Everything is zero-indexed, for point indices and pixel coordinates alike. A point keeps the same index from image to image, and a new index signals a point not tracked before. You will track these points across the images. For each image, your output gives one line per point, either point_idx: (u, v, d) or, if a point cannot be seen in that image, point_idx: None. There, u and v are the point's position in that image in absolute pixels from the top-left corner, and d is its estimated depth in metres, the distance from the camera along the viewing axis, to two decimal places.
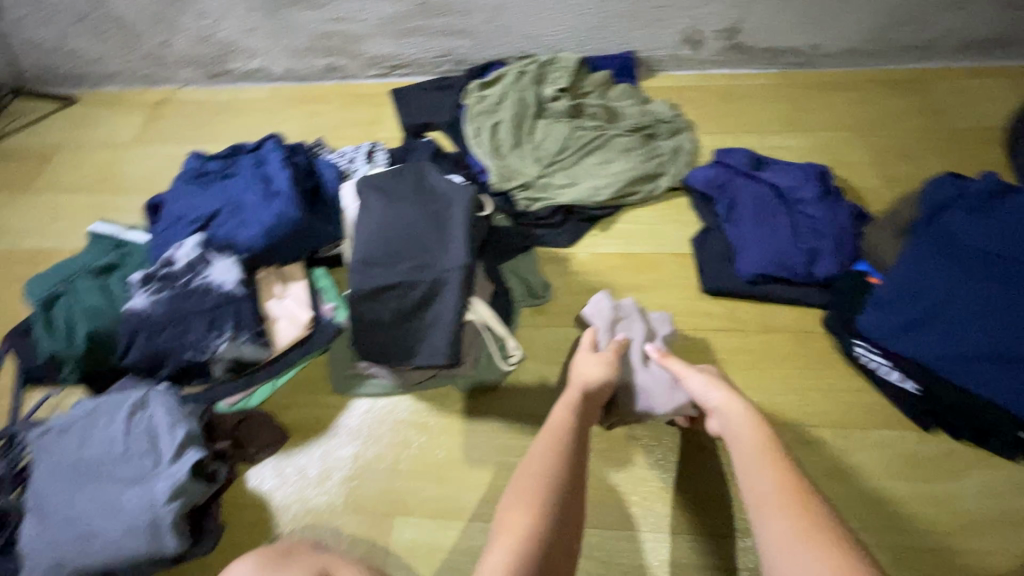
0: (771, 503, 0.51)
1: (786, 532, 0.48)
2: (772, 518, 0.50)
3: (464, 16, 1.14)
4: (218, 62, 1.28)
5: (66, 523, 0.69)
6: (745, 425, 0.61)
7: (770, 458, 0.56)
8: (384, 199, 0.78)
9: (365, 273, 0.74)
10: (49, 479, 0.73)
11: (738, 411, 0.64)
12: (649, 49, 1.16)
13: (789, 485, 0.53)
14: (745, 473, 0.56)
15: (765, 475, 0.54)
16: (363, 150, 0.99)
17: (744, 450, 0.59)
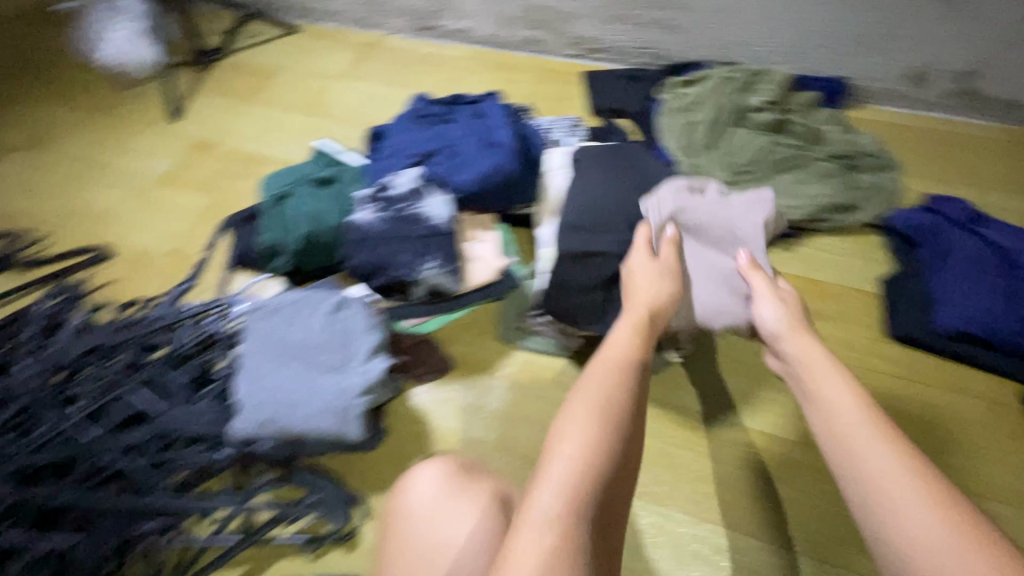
0: (891, 480, 0.51)
1: (920, 511, 0.48)
2: (911, 510, 0.48)
3: (681, 13, 1.15)
4: (430, 17, 1.38)
5: (272, 388, 0.79)
6: (836, 389, 0.60)
7: (879, 433, 0.55)
8: (600, 172, 0.82)
9: (572, 237, 0.78)
10: (259, 348, 0.83)
11: (828, 373, 0.63)
12: (864, 78, 1.12)
13: (901, 460, 0.52)
14: (841, 440, 0.56)
15: (875, 446, 0.54)
16: (565, 123, 1.03)
17: (849, 420, 0.57)
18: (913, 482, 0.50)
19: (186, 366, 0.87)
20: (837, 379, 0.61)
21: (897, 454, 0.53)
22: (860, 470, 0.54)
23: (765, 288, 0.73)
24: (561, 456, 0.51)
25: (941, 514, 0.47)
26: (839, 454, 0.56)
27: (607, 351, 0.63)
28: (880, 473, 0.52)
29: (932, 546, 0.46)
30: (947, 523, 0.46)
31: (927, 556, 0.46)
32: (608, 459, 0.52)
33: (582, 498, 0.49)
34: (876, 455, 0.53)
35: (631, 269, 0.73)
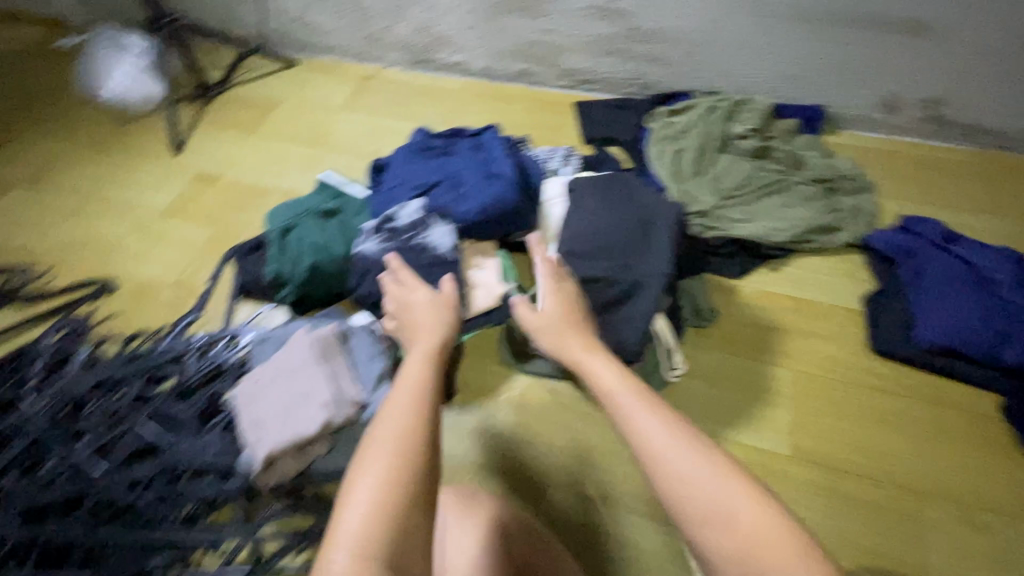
0: (687, 478, 0.46)
1: (711, 480, 0.45)
2: (665, 448, 0.48)
3: (668, 47, 1.21)
4: (428, 52, 1.43)
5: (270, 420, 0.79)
6: (605, 368, 0.61)
7: (604, 392, 0.58)
8: (597, 201, 0.87)
9: (574, 263, 0.82)
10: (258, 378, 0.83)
11: (601, 357, 0.63)
12: (841, 105, 1.19)
13: (671, 443, 0.48)
14: (658, 462, 0.48)
15: (660, 440, 0.49)
16: (560, 153, 1.08)
17: (616, 392, 0.56)
18: (655, 448, 0.49)
19: (192, 400, 0.87)
20: (648, 404, 0.54)
21: (675, 439, 0.49)
22: (625, 425, 0.53)
23: (534, 317, 0.72)
24: (385, 440, 0.50)
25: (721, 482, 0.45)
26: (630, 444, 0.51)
27: (426, 335, 0.68)
28: (615, 396, 0.56)
29: (745, 522, 0.43)
30: (728, 491, 0.44)
31: (763, 563, 0.41)
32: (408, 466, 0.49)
33: (391, 518, 0.45)
34: (697, 470, 0.46)
35: (393, 282, 0.78)
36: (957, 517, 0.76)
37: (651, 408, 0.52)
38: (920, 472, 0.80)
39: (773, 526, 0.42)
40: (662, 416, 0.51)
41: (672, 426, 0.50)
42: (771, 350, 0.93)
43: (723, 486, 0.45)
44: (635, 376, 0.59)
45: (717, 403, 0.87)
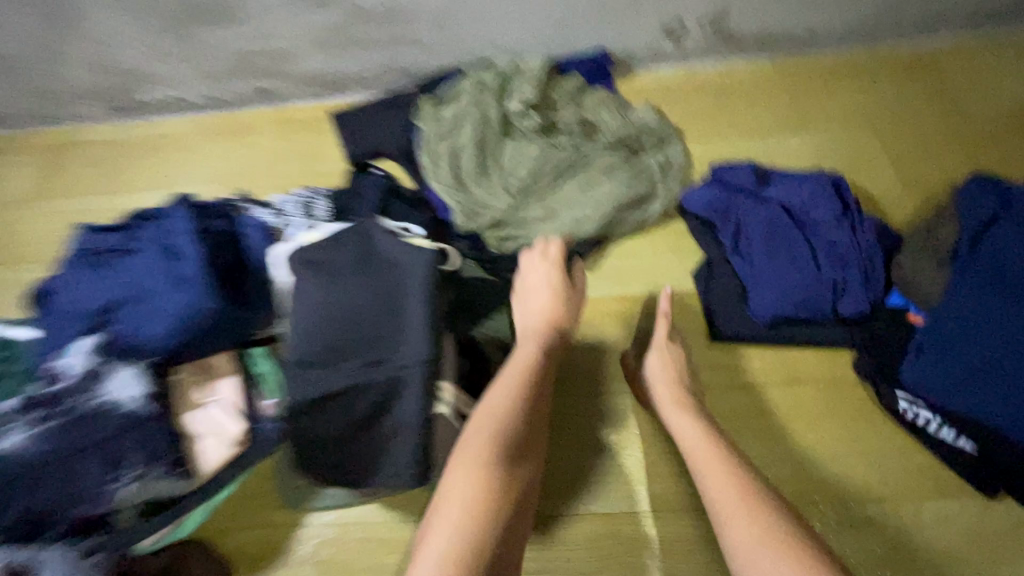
0: (749, 554, 0.48)
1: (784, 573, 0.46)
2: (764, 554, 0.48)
3: (410, 23, 0.95)
4: (119, 97, 1.07)
5: None
6: (686, 427, 0.62)
7: (721, 457, 0.57)
8: (318, 277, 0.63)
9: (302, 380, 0.59)
10: None
11: (684, 418, 0.63)
12: (628, 44, 1.00)
13: (757, 511, 0.51)
14: (712, 493, 0.54)
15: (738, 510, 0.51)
16: (297, 199, 0.83)
17: (697, 454, 0.58)
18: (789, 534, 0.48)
19: None
20: (719, 456, 0.57)
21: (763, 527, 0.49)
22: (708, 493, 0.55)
23: (533, 304, 0.71)
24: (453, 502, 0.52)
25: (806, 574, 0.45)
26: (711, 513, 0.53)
27: (526, 349, 0.66)
28: (695, 462, 0.58)
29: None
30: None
31: None
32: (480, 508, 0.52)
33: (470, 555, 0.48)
34: (723, 493, 0.53)
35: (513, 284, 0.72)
36: (837, 522, 0.67)
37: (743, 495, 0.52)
38: (789, 476, 0.69)
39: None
40: (758, 519, 0.50)
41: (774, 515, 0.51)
42: (607, 375, 0.78)
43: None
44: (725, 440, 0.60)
45: (557, 467, 0.73)
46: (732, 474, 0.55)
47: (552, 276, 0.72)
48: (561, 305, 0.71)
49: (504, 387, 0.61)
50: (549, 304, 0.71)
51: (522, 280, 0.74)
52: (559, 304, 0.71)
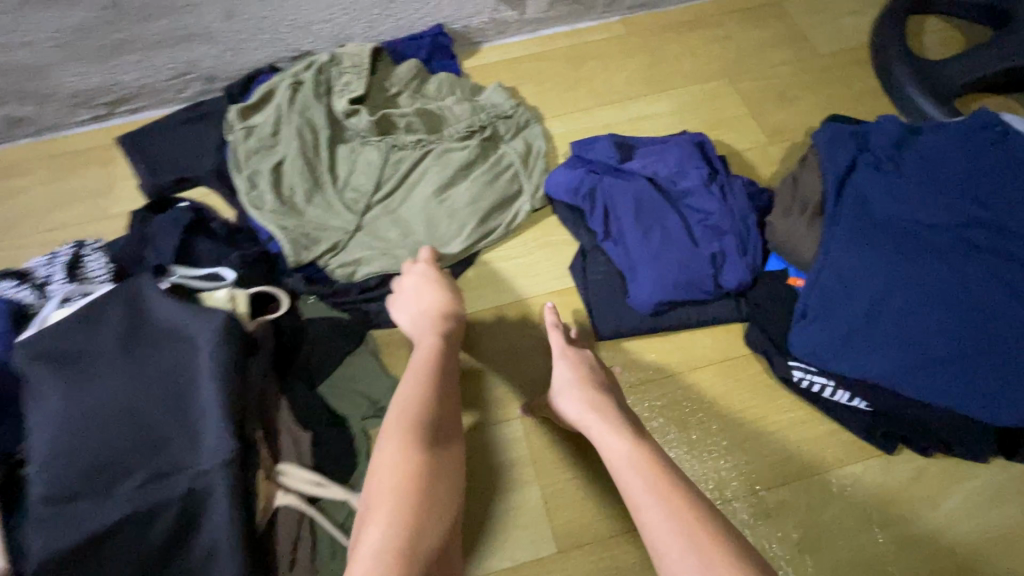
0: None
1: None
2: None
3: (192, 13, 0.77)
4: None
5: None
6: (618, 448, 0.49)
7: (668, 486, 0.44)
8: (66, 373, 0.46)
9: (59, 523, 0.43)
10: None
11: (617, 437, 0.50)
12: (465, 17, 0.88)
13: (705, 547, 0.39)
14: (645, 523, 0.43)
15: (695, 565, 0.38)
16: (60, 260, 0.63)
17: (636, 488, 0.45)
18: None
19: None
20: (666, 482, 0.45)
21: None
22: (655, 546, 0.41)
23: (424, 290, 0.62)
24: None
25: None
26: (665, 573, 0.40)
27: (415, 361, 0.55)
28: (634, 497, 0.44)
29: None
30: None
31: None
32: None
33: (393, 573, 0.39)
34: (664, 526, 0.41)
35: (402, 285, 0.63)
36: (753, 517, 0.61)
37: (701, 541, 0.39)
38: (696, 475, 0.63)
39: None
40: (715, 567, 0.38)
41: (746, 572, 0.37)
42: (490, 402, 0.67)
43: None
44: (670, 462, 0.47)
45: None
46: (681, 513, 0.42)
47: (429, 281, 0.62)
48: (452, 312, 0.61)
49: (390, 426, 0.48)
50: (439, 313, 0.60)
51: (398, 294, 0.63)
52: (448, 313, 0.60)
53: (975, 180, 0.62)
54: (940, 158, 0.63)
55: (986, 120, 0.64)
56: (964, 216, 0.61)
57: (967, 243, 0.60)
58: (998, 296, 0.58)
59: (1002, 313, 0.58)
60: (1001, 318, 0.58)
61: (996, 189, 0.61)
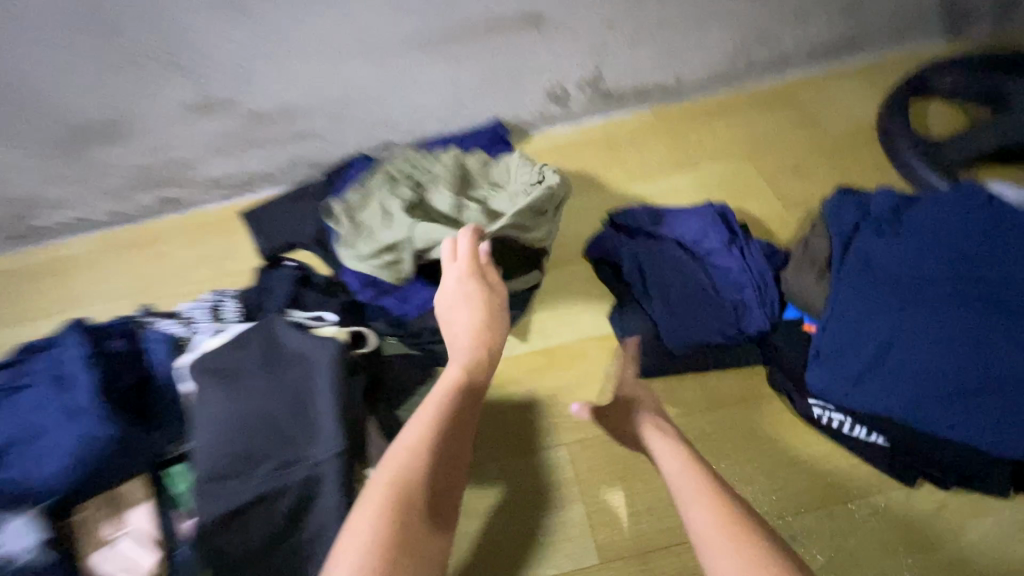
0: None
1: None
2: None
3: (310, 118, 1.00)
4: (23, 224, 1.06)
5: None
6: (667, 457, 0.53)
7: (709, 491, 0.47)
8: (223, 382, 0.62)
9: (213, 496, 0.56)
10: None
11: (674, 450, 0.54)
12: (519, 113, 1.08)
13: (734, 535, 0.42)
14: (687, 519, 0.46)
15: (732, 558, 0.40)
16: (204, 305, 0.81)
17: (682, 487, 0.49)
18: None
19: None
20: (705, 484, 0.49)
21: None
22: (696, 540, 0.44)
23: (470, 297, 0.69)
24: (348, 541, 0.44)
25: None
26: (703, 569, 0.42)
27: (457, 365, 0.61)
28: (680, 494, 0.48)
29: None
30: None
31: None
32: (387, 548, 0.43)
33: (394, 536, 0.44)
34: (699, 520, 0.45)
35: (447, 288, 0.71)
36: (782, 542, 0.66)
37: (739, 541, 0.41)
38: None
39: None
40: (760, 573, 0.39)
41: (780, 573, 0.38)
42: (539, 431, 0.77)
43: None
44: (713, 470, 0.51)
45: (502, 540, 0.69)
46: (722, 513, 0.45)
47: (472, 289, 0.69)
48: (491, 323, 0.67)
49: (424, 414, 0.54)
50: (478, 324, 0.66)
51: (446, 295, 0.71)
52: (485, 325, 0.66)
53: (970, 237, 0.71)
54: (937, 220, 0.73)
55: (975, 188, 0.74)
56: (957, 272, 0.69)
57: (962, 295, 0.68)
58: (997, 341, 0.65)
59: (1002, 356, 0.65)
60: (1002, 361, 0.64)
61: (990, 246, 0.70)
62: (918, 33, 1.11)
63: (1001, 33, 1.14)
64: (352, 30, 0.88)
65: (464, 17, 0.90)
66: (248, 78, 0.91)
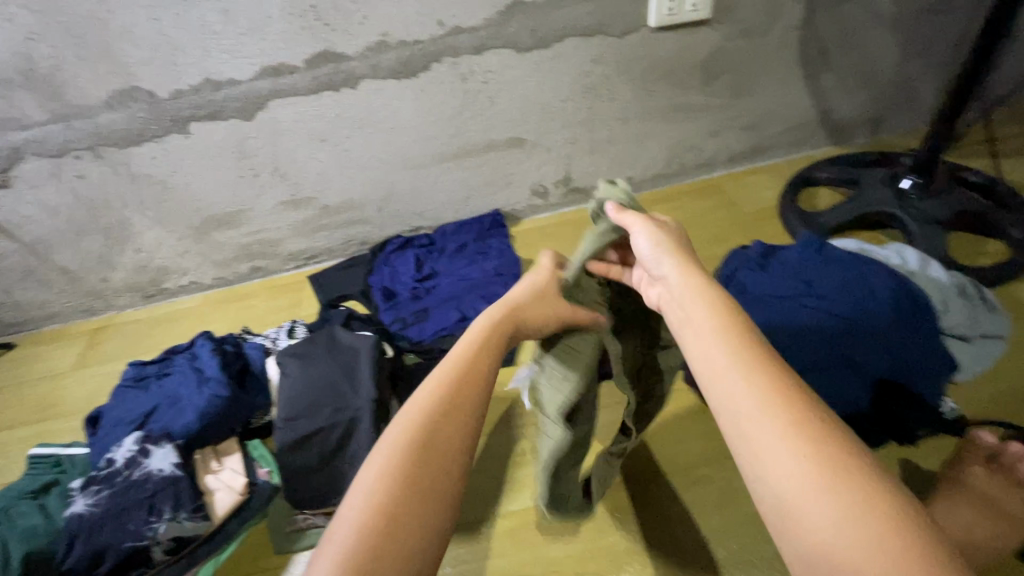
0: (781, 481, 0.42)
1: (801, 492, 0.41)
2: (795, 471, 0.42)
3: (362, 209, 1.42)
4: (154, 285, 1.48)
5: None
6: (715, 355, 0.50)
7: (756, 378, 0.47)
8: (302, 359, 0.96)
9: (290, 428, 0.88)
10: None
11: (706, 326, 0.53)
12: (511, 204, 1.48)
13: (804, 453, 0.42)
14: (749, 448, 0.45)
15: (766, 424, 0.44)
16: (283, 328, 1.16)
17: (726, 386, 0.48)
18: (813, 429, 0.43)
19: None
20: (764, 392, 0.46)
21: (798, 452, 0.42)
22: (731, 410, 0.47)
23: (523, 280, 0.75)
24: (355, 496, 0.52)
25: (827, 487, 0.40)
26: (744, 441, 0.45)
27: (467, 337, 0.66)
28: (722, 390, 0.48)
29: (837, 544, 0.38)
30: (850, 538, 0.38)
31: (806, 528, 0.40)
32: (398, 515, 0.50)
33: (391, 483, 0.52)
34: (752, 421, 0.45)
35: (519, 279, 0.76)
36: (682, 485, 0.89)
37: (781, 401, 0.45)
38: (649, 460, 0.93)
39: (877, 556, 0.36)
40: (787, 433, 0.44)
41: (800, 416, 0.44)
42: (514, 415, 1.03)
43: (851, 529, 0.38)
44: (771, 365, 0.48)
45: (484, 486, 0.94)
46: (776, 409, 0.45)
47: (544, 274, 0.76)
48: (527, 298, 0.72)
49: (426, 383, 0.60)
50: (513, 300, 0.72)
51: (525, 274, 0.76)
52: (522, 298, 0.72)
53: (809, 272, 1.00)
54: (787, 262, 1.03)
55: (813, 240, 1.04)
56: (802, 290, 0.97)
57: (804, 304, 0.95)
58: (824, 334, 0.91)
59: (827, 345, 0.90)
60: (827, 348, 0.90)
61: (822, 277, 0.98)
62: (808, 142, 1.50)
63: (878, 139, 1.51)
64: (394, 151, 1.32)
65: (469, 141, 1.33)
66: (324, 183, 1.35)
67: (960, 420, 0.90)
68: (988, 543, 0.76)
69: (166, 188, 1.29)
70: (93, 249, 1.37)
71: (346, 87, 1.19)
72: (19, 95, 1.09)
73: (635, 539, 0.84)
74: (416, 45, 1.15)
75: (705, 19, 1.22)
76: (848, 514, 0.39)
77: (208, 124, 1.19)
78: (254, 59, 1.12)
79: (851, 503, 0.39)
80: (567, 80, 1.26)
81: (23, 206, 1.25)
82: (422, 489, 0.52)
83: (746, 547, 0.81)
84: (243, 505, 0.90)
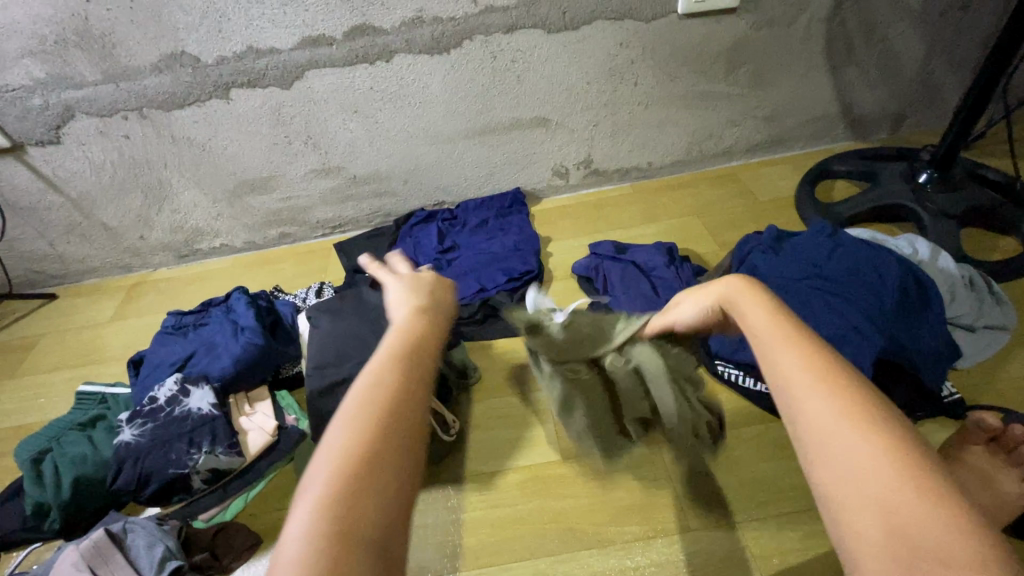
0: (824, 430, 0.40)
1: (842, 440, 0.39)
2: (838, 426, 0.39)
3: (389, 181, 1.47)
4: (188, 246, 1.55)
5: None
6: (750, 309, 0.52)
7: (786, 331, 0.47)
8: (332, 316, 1.03)
9: (320, 374, 0.94)
10: None
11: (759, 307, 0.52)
12: (532, 183, 1.53)
13: (841, 401, 0.41)
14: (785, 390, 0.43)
15: (799, 380, 0.43)
16: (312, 288, 1.23)
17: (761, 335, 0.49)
18: (848, 385, 0.41)
19: None
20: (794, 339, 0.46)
21: (835, 405, 0.40)
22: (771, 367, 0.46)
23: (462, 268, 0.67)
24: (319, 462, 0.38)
25: (863, 434, 0.38)
26: (782, 396, 0.44)
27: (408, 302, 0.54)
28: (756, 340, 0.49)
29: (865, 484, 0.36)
30: (878, 477, 0.36)
31: (831, 467, 0.38)
32: (373, 463, 0.38)
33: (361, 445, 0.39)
34: (783, 363, 0.45)
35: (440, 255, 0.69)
36: None
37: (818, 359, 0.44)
38: None
39: (891, 497, 0.35)
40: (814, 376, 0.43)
41: (840, 376, 0.42)
42: (528, 381, 1.08)
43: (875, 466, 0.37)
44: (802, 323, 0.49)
45: (497, 442, 1.00)
46: (808, 358, 0.44)
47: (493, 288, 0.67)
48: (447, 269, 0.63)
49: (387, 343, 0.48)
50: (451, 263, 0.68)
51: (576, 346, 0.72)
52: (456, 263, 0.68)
53: (820, 257, 1.04)
54: (800, 246, 1.07)
55: (825, 227, 1.08)
56: (807, 275, 1.02)
57: (810, 289, 1.00)
58: (831, 314, 0.95)
59: (836, 323, 0.93)
60: (836, 326, 0.93)
61: (833, 261, 1.02)
62: (825, 137, 1.53)
63: (897, 135, 1.53)
64: (422, 125, 1.36)
65: (495, 119, 1.38)
66: (354, 154, 1.40)
67: (961, 403, 0.93)
68: (987, 514, 0.80)
69: (205, 151, 1.35)
70: (134, 208, 1.44)
71: (380, 61, 1.24)
72: (73, 55, 1.15)
73: (638, 496, 0.89)
74: (450, 22, 1.19)
75: (733, 7, 1.24)
76: (872, 459, 0.37)
77: (248, 90, 1.25)
78: (295, 29, 1.16)
79: (874, 447, 0.37)
80: (594, 62, 1.29)
81: (71, 162, 1.32)
82: (401, 438, 0.40)
83: (745, 508, 0.85)
84: (273, 446, 0.97)
